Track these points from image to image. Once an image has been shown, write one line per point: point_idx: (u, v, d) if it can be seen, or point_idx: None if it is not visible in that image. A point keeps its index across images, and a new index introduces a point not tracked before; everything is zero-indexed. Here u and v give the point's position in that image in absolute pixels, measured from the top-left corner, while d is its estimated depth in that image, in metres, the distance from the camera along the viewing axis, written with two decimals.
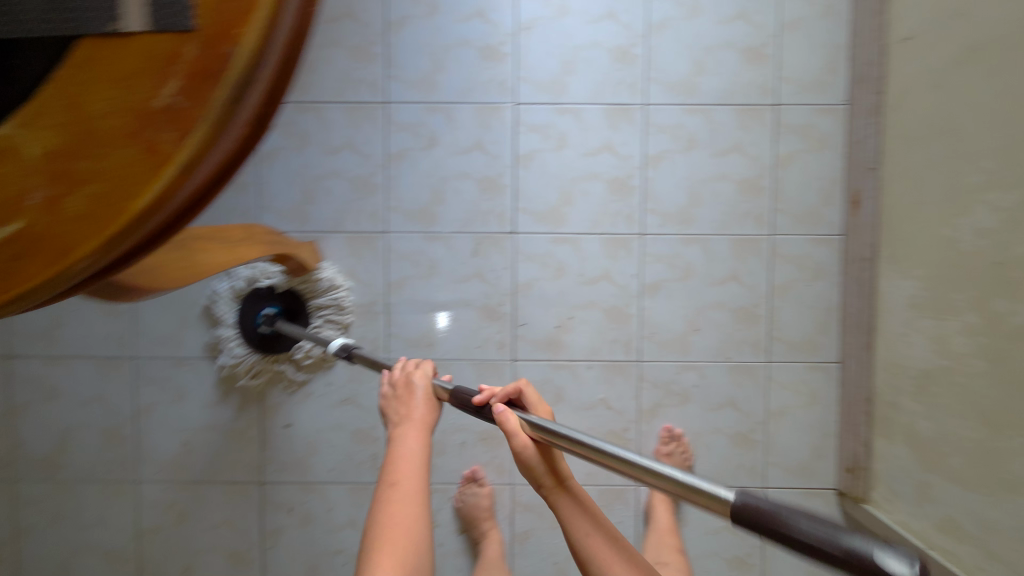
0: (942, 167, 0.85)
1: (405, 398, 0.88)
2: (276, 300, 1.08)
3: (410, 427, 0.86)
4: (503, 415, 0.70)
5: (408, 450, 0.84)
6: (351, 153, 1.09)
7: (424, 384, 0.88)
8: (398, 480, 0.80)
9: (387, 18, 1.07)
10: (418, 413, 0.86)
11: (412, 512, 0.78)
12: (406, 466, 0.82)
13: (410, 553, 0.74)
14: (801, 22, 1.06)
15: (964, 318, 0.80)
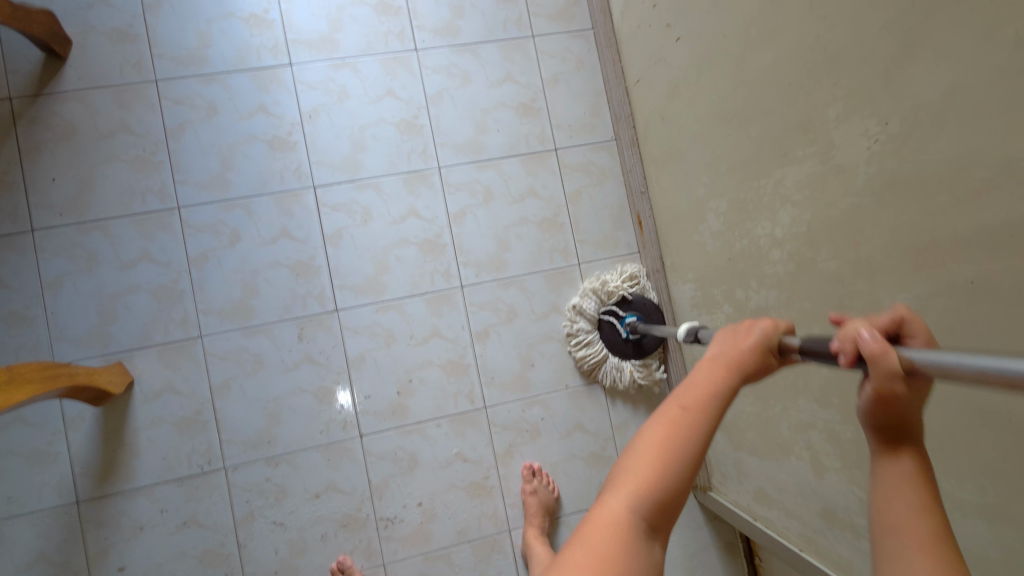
0: (682, 183, 0.98)
1: (732, 330, 0.50)
2: (636, 309, 1.13)
3: (716, 356, 0.48)
4: (886, 357, 0.39)
5: (701, 380, 0.47)
6: (149, 264, 1.05)
7: (769, 328, 0.49)
8: (683, 402, 0.46)
9: (165, 126, 1.08)
10: (751, 346, 0.48)
11: (684, 445, 0.44)
12: (694, 392, 0.46)
13: (659, 486, 0.43)
14: (559, 76, 1.20)
15: (723, 309, 0.91)
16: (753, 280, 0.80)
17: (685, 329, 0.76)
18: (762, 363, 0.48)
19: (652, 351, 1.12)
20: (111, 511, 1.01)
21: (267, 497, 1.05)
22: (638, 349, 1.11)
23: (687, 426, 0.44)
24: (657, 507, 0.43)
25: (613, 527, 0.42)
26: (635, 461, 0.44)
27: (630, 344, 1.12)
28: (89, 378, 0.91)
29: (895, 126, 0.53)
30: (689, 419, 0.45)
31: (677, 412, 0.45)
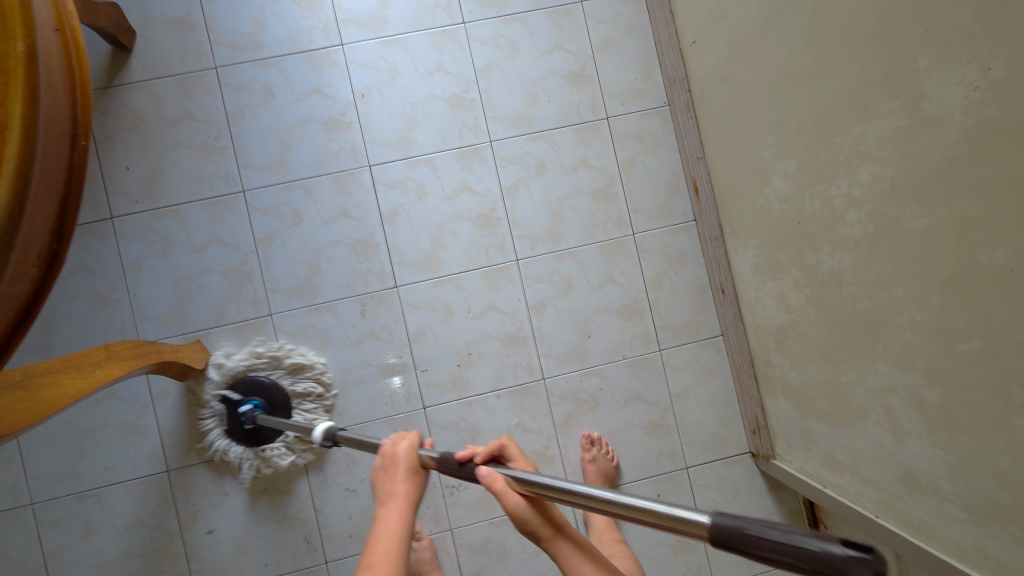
0: (744, 146, 0.95)
1: (388, 475, 0.74)
2: (252, 394, 1.07)
3: (393, 506, 0.72)
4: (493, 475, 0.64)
5: (386, 530, 0.70)
6: (219, 247, 1.10)
7: (409, 455, 0.75)
8: (373, 563, 0.67)
9: (226, 111, 1.11)
10: (407, 477, 0.73)
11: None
12: (384, 541, 0.69)
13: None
14: (609, 42, 1.17)
15: (791, 274, 0.89)
16: (826, 243, 0.78)
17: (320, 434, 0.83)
18: (416, 484, 0.74)
19: (268, 440, 1.07)
20: (198, 479, 1.08)
21: (339, 466, 1.11)
22: (251, 439, 1.07)
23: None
24: None
25: None
26: None
27: (248, 431, 1.07)
28: (172, 355, 0.97)
29: (998, 72, 0.50)
30: (381, 566, 0.66)
31: (366, 572, 0.66)
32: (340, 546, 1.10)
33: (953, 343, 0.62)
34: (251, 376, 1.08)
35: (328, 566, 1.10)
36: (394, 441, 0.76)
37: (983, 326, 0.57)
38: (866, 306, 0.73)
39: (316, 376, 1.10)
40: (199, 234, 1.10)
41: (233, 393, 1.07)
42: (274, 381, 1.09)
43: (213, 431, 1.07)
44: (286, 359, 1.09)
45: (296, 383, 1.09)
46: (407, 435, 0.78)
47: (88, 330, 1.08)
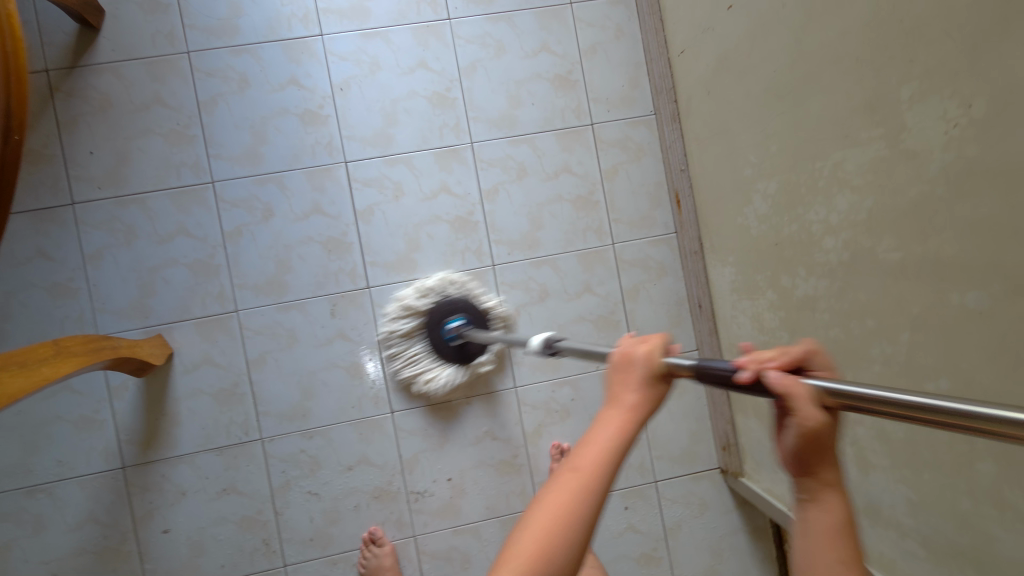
0: (727, 162, 0.93)
1: (622, 370, 0.49)
2: (456, 311, 1.08)
3: (612, 409, 0.47)
4: (803, 390, 0.39)
5: (596, 441, 0.46)
6: (186, 238, 1.06)
7: (656, 358, 0.48)
8: (577, 470, 0.45)
9: (198, 99, 1.07)
10: (642, 385, 0.47)
11: (578, 516, 0.43)
12: (588, 455, 0.45)
13: (551, 558, 0.41)
14: (598, 46, 1.14)
15: (767, 296, 0.88)
16: (802, 267, 0.77)
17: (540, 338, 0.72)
18: (658, 400, 0.48)
19: (477, 354, 1.09)
20: (155, 477, 1.05)
21: (302, 468, 1.08)
22: (461, 354, 1.08)
23: (569, 499, 0.43)
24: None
25: None
26: (527, 531, 0.43)
27: (455, 348, 1.08)
28: (129, 350, 0.93)
29: (979, 110, 0.49)
30: (583, 483, 0.44)
31: (570, 476, 0.45)
32: (300, 549, 1.08)
33: (921, 381, 0.61)
34: (455, 296, 1.09)
35: (287, 569, 1.08)
36: (638, 337, 0.51)
37: (951, 367, 0.56)
38: (839, 335, 0.72)
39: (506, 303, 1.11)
40: (167, 223, 1.06)
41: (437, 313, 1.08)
42: (474, 299, 1.09)
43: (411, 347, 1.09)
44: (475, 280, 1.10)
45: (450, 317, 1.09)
46: (655, 335, 0.50)
47: (45, 320, 1.04)
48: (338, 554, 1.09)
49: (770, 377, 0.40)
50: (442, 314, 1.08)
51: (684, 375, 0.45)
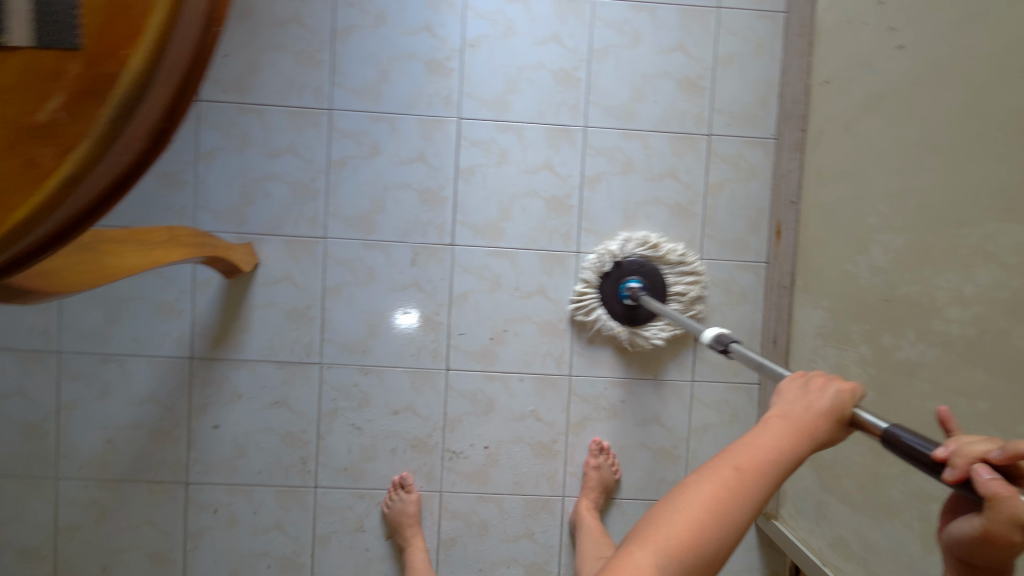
0: (850, 205, 0.90)
1: (803, 396, 0.53)
2: (641, 275, 1.09)
3: (783, 424, 0.51)
4: (1013, 499, 0.37)
5: (761, 447, 0.50)
6: (293, 157, 1.09)
7: (843, 398, 0.51)
8: (733, 469, 0.49)
9: (335, 25, 1.08)
10: (822, 416, 0.51)
11: (732, 510, 0.48)
12: (753, 458, 0.50)
13: (703, 538, 0.47)
14: (735, 57, 1.11)
15: (859, 349, 0.86)
16: (912, 330, 0.75)
17: (713, 334, 0.76)
18: (832, 434, 0.50)
19: (647, 322, 1.09)
20: (217, 375, 1.10)
21: (352, 401, 1.12)
22: (631, 317, 1.09)
23: (724, 493, 0.48)
24: (694, 554, 0.46)
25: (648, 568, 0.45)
26: (682, 507, 0.48)
27: (624, 307, 1.10)
28: (224, 252, 0.96)
29: None
30: (743, 480, 0.49)
31: (732, 472, 0.49)
32: (333, 475, 1.13)
33: None
34: (653, 260, 1.10)
35: (317, 490, 1.13)
36: (832, 378, 0.52)
37: None
38: (938, 408, 0.71)
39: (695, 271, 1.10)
40: (280, 139, 1.09)
41: (622, 272, 1.09)
42: (653, 264, 1.10)
43: (591, 296, 1.10)
44: (656, 242, 1.09)
45: (687, 280, 1.10)
46: (843, 380, 0.53)
47: (150, 205, 1.09)
48: (366, 489, 1.13)
49: (979, 476, 0.38)
50: (624, 274, 1.09)
51: (876, 434, 0.46)
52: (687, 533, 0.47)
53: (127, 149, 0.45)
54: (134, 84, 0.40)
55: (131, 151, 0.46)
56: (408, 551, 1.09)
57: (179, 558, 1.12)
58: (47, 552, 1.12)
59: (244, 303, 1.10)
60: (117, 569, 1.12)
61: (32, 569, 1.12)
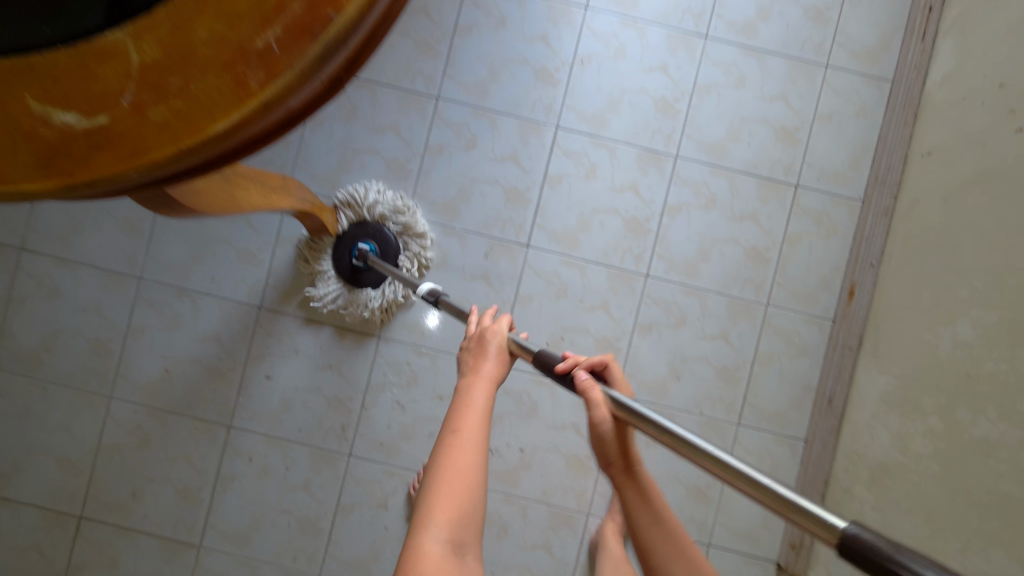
0: (938, 277, 0.91)
1: (478, 351, 0.69)
2: (374, 238, 1.10)
3: (478, 380, 0.65)
4: (591, 387, 0.60)
5: (472, 403, 0.61)
6: (394, 137, 1.14)
7: (500, 340, 0.70)
8: (462, 431, 0.58)
9: (458, 21, 1.14)
10: (494, 360, 0.67)
11: (476, 466, 0.55)
12: (469, 416, 0.59)
13: (468, 497, 0.54)
14: (835, 116, 1.13)
15: (928, 420, 0.85)
16: (992, 409, 0.76)
17: (427, 289, 0.94)
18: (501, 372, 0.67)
19: (368, 284, 1.10)
20: (281, 328, 1.14)
21: (401, 378, 1.14)
22: (353, 278, 1.10)
23: (466, 455, 0.56)
24: (466, 511, 0.53)
25: (437, 557, 0.50)
26: (444, 478, 0.54)
27: (349, 268, 1.10)
28: (318, 211, 1.00)
29: None
30: (473, 435, 0.57)
31: (455, 433, 0.57)
32: (368, 448, 1.14)
33: None
34: (378, 222, 1.11)
35: (350, 459, 1.14)
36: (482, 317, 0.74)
37: None
38: (1010, 490, 0.71)
39: (421, 232, 1.11)
40: (386, 116, 1.14)
41: (360, 236, 1.10)
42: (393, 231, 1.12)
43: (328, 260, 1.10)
44: (382, 201, 1.10)
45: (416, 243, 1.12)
46: (499, 320, 0.73)
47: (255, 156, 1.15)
48: (397, 468, 1.14)
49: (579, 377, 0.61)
50: (351, 236, 1.10)
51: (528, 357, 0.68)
52: (458, 498, 0.53)
53: (312, 90, 0.47)
54: (346, 26, 0.43)
55: (314, 91, 0.48)
56: None
57: (205, 499, 1.14)
58: (84, 466, 1.14)
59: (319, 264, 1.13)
60: (145, 497, 1.14)
61: (66, 481, 1.14)
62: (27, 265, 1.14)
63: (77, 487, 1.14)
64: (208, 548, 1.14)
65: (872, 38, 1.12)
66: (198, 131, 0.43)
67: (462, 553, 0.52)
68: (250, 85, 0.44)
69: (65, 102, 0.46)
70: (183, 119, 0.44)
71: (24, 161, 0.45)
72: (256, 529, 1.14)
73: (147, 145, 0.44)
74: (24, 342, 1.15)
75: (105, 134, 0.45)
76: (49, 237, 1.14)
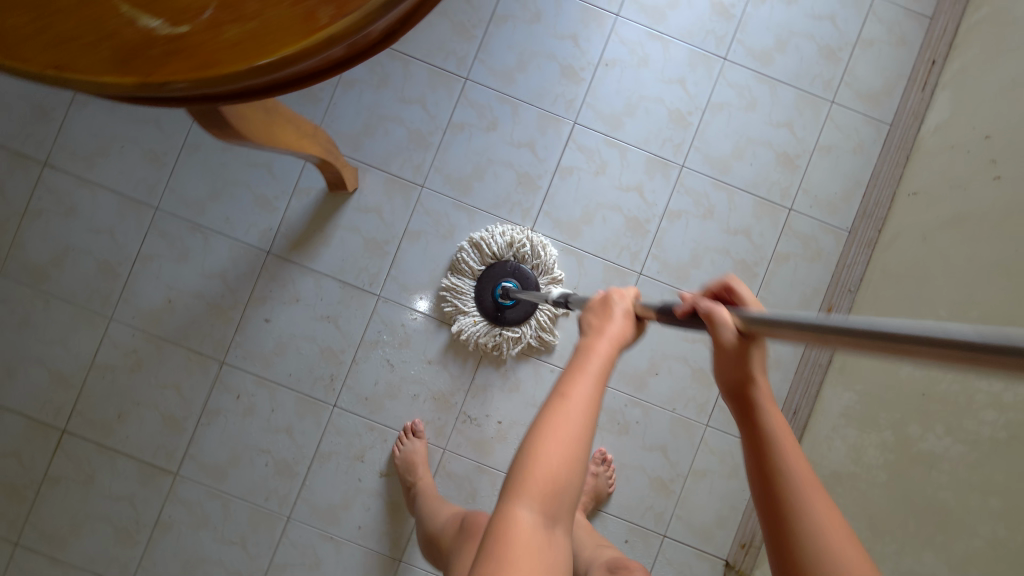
0: (909, 304, 0.97)
1: (600, 311, 0.61)
2: (514, 276, 1.16)
3: (596, 345, 0.57)
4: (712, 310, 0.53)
5: (587, 371, 0.54)
6: (419, 109, 1.20)
7: (626, 303, 0.61)
8: (571, 397, 0.52)
9: (496, 10, 1.20)
10: (617, 326, 0.59)
11: (581, 440, 0.51)
12: (580, 384, 0.53)
13: (566, 471, 0.50)
14: (834, 149, 1.20)
15: (881, 434, 0.92)
16: (940, 426, 0.82)
17: (558, 294, 0.89)
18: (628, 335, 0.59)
19: (514, 321, 1.15)
20: (286, 274, 1.18)
21: (394, 338, 1.19)
22: (501, 316, 1.15)
23: (572, 425, 0.51)
24: (565, 488, 0.50)
25: (528, 531, 0.48)
26: (546, 448, 0.50)
27: (497, 308, 1.16)
28: (340, 166, 1.05)
29: None
30: (581, 404, 0.52)
31: (560, 401, 0.52)
32: (353, 401, 1.18)
33: None
34: (507, 260, 1.16)
35: (334, 410, 1.18)
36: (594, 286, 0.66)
37: None
38: (947, 498, 0.78)
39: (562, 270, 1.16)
40: (414, 89, 1.19)
41: (499, 274, 1.16)
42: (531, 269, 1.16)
43: (467, 299, 1.16)
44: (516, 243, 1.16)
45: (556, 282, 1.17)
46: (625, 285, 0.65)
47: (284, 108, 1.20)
48: (378, 423, 1.18)
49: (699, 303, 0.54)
50: (496, 276, 1.16)
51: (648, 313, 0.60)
52: (558, 471, 0.49)
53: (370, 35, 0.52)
54: None
55: (371, 36, 0.52)
56: (417, 488, 1.12)
57: (189, 429, 1.18)
58: (76, 382, 1.18)
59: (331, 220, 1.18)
60: (131, 420, 1.18)
61: (56, 394, 1.17)
62: (48, 180, 1.18)
63: (65, 401, 1.17)
64: (185, 476, 1.17)
65: (877, 82, 1.20)
66: (265, 53, 0.48)
67: (553, 526, 0.49)
68: (319, 18, 0.48)
69: (152, 10, 0.52)
70: (254, 40, 0.49)
71: (103, 54, 0.50)
72: (233, 465, 1.18)
73: (217, 58, 0.49)
74: (34, 254, 1.18)
75: (183, 43, 0.50)
76: (75, 156, 1.18)
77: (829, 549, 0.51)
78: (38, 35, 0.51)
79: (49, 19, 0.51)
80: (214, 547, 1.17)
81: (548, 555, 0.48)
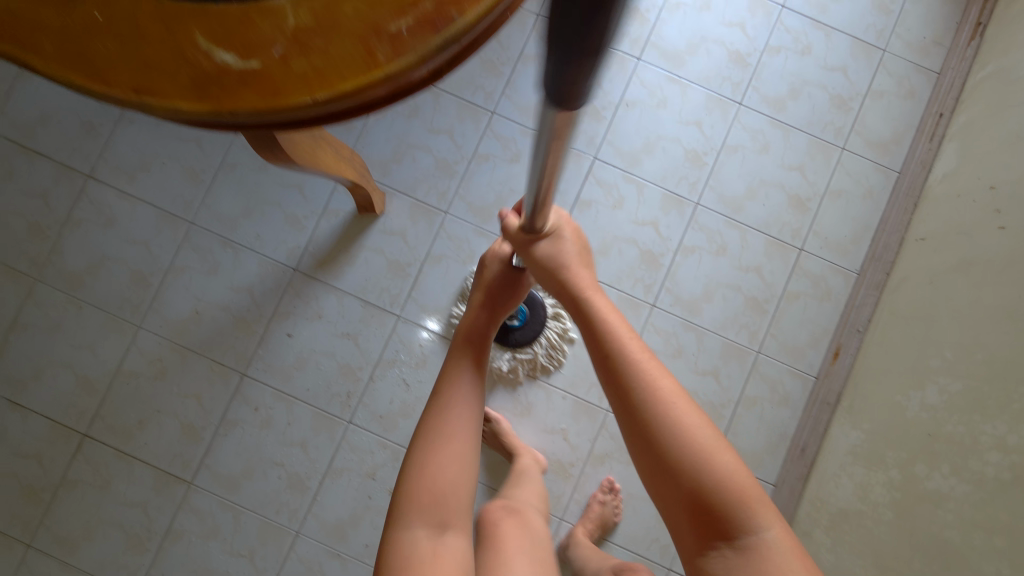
0: (915, 345, 1.00)
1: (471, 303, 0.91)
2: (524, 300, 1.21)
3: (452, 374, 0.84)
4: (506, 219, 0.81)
5: (445, 401, 0.81)
6: (447, 139, 1.25)
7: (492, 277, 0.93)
8: (436, 427, 0.78)
9: (524, 50, 1.27)
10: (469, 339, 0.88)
11: (448, 456, 0.76)
12: (439, 410, 0.80)
13: (442, 486, 0.74)
14: (844, 193, 1.24)
15: (889, 473, 0.94)
16: (947, 465, 0.86)
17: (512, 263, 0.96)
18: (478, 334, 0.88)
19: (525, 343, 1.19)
20: (311, 291, 1.22)
21: (412, 358, 1.22)
22: (511, 339, 1.19)
23: (440, 450, 0.76)
24: (441, 497, 0.74)
25: (417, 543, 0.71)
26: (423, 472, 0.75)
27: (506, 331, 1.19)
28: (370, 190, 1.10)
29: None
30: (443, 430, 0.78)
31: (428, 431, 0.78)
32: (368, 418, 1.21)
33: None
34: None
35: (349, 426, 1.21)
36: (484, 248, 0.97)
37: None
38: (952, 536, 0.82)
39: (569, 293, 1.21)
40: (443, 120, 1.26)
41: None
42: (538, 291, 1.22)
43: None
44: None
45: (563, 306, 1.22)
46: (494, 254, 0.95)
47: None
48: (391, 442, 1.20)
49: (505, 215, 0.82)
50: None
51: None
52: (436, 488, 0.74)
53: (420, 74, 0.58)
54: (463, 28, 0.53)
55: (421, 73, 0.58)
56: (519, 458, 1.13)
57: (206, 438, 1.20)
58: (100, 387, 1.21)
59: (357, 242, 1.23)
60: (150, 427, 1.20)
61: (80, 398, 1.21)
62: (91, 192, 1.24)
63: (88, 406, 1.20)
64: (198, 486, 1.19)
65: (886, 131, 1.25)
66: (328, 88, 0.54)
67: (442, 531, 0.73)
68: (379, 58, 0.54)
69: (226, 43, 0.56)
70: (319, 75, 0.54)
71: (183, 80, 0.55)
72: (246, 477, 1.20)
73: (285, 89, 0.54)
74: (71, 262, 1.23)
75: (254, 74, 0.55)
76: (118, 171, 1.24)
77: (628, 363, 0.71)
78: (124, 61, 0.56)
79: (134, 46, 0.56)
80: (221, 559, 1.18)
81: (440, 553, 0.71)
